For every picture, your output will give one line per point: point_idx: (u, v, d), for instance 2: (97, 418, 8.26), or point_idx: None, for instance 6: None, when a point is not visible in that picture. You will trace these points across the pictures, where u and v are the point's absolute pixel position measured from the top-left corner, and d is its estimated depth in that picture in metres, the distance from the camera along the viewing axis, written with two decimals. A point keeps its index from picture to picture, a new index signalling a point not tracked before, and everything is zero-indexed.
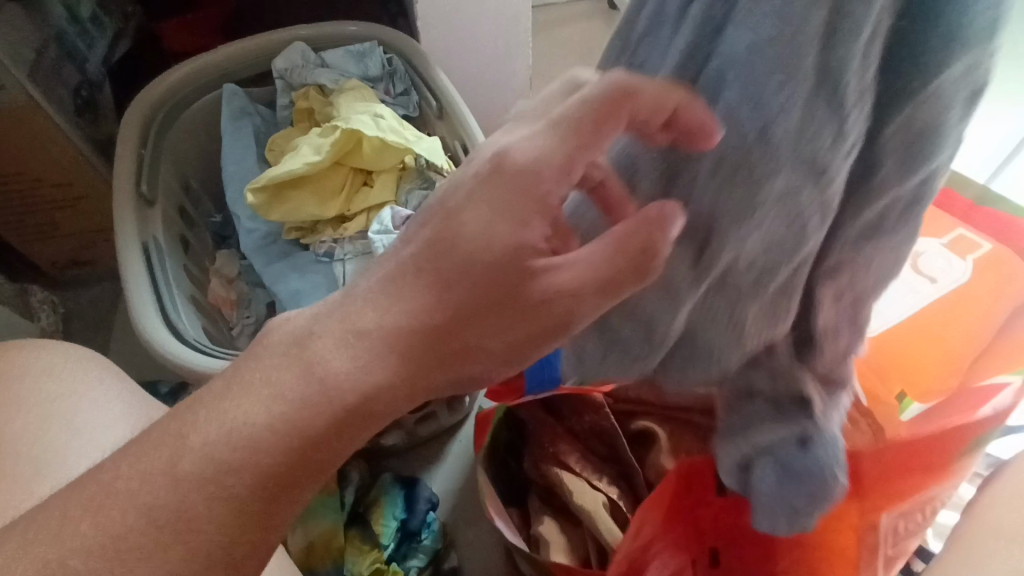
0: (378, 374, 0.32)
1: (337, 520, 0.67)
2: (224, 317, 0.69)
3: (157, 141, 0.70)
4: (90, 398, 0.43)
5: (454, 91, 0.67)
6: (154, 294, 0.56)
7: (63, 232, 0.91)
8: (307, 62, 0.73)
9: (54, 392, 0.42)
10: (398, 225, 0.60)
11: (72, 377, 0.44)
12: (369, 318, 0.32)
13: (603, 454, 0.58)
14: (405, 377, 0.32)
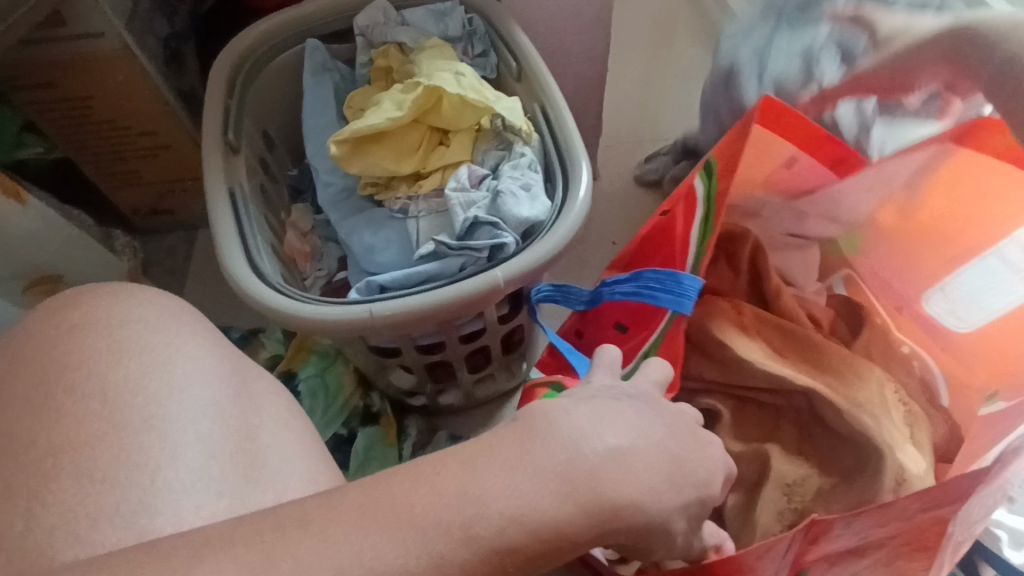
0: (545, 494, 0.34)
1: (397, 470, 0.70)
2: (299, 268, 0.71)
3: (244, 90, 0.72)
4: (184, 354, 0.46)
5: (535, 51, 0.66)
6: (271, 292, 0.54)
7: (146, 180, 0.95)
8: (388, 20, 0.74)
9: (154, 356, 0.45)
10: (474, 184, 0.60)
11: (168, 334, 0.47)
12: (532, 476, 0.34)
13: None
14: (562, 504, 0.34)
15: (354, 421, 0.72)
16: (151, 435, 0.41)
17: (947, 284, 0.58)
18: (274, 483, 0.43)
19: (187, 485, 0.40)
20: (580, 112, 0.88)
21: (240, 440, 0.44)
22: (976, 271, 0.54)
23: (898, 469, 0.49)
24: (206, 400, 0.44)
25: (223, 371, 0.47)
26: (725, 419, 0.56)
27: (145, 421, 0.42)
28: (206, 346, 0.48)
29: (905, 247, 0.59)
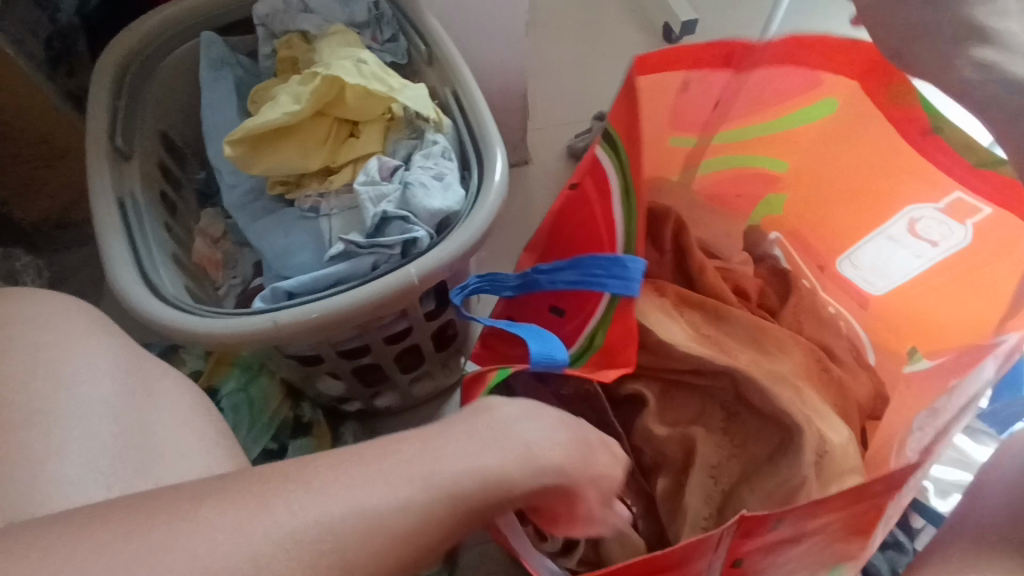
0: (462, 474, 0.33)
1: None
2: (210, 277, 0.67)
3: (134, 89, 0.66)
4: (77, 352, 0.44)
5: (444, 35, 0.63)
6: (164, 306, 0.50)
7: (43, 191, 0.87)
8: (289, 7, 0.69)
9: (48, 348, 0.43)
10: (385, 176, 0.57)
11: (59, 329, 0.44)
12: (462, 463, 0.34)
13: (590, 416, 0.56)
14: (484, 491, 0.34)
15: (284, 434, 0.69)
16: (34, 431, 0.39)
17: (853, 253, 0.60)
18: (172, 473, 0.42)
19: (73, 479, 0.38)
20: (503, 95, 0.85)
21: (133, 434, 0.42)
22: (872, 248, 0.59)
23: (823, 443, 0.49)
24: (97, 397, 0.42)
25: (117, 365, 0.45)
26: (652, 404, 0.55)
27: (28, 417, 0.39)
28: (105, 344, 0.45)
29: (820, 208, 0.62)
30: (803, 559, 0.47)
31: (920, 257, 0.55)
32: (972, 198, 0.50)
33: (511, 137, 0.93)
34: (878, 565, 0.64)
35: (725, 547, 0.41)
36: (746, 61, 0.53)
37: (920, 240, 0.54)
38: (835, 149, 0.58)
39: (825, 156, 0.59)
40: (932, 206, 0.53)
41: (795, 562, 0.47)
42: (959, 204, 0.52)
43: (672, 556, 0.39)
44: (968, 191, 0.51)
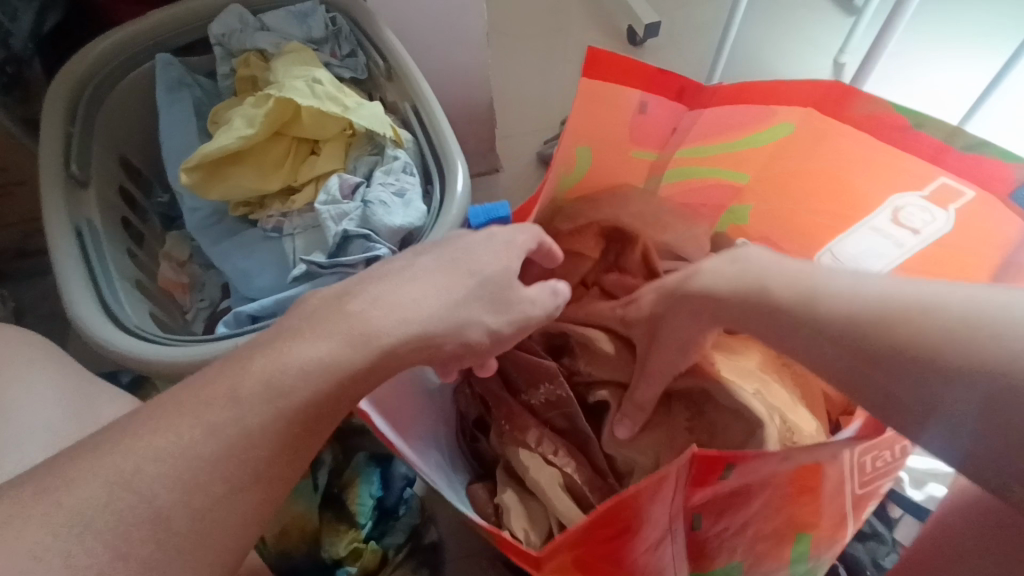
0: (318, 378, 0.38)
1: (312, 504, 0.66)
2: (176, 301, 0.66)
3: (89, 114, 0.65)
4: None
5: (398, 47, 0.63)
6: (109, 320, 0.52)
7: (4, 220, 0.86)
8: (245, 27, 0.69)
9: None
10: (346, 194, 0.57)
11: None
12: (316, 349, 0.39)
13: (561, 425, 0.59)
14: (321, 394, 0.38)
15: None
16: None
17: (833, 247, 0.62)
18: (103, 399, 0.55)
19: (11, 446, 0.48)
20: (468, 106, 0.86)
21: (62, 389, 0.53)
22: (856, 239, 0.60)
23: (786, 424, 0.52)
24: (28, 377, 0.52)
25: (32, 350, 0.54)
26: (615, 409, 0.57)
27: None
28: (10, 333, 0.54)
29: (782, 212, 0.64)
30: (760, 524, 0.48)
31: (901, 246, 0.56)
32: (956, 183, 0.49)
33: (479, 147, 0.93)
34: (860, 557, 0.64)
35: (684, 495, 0.40)
36: (698, 99, 0.53)
37: (903, 227, 0.56)
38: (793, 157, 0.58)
39: (785, 164, 0.59)
40: (916, 194, 0.53)
41: (757, 525, 0.48)
42: (942, 190, 0.51)
43: (635, 499, 0.37)
44: (951, 177, 0.49)
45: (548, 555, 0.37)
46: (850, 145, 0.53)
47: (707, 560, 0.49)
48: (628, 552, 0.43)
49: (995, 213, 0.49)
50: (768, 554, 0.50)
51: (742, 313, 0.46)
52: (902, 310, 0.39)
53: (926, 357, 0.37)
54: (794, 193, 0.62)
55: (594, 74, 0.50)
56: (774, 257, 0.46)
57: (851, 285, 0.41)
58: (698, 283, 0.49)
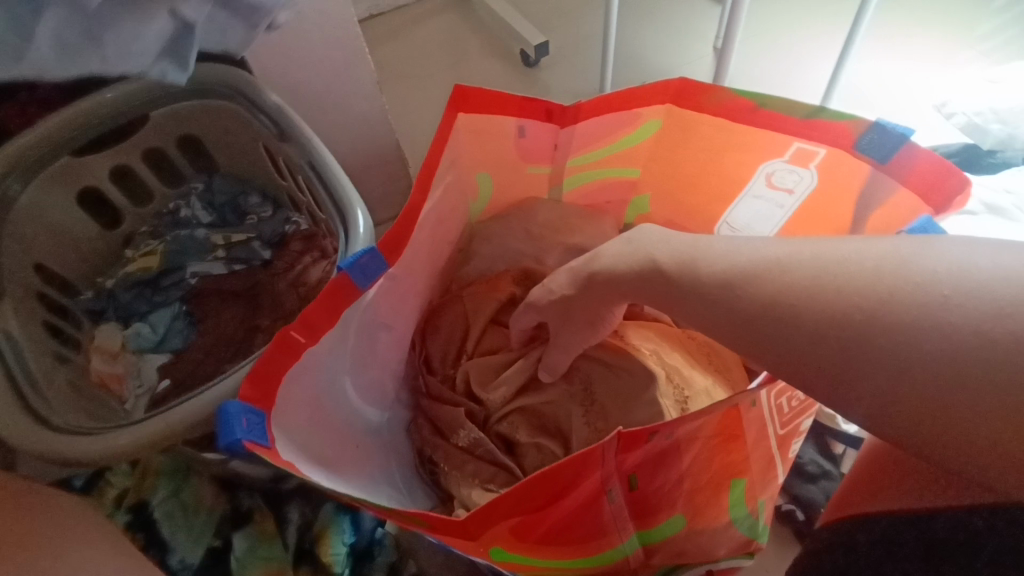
0: None
1: (285, 560, 0.67)
2: (113, 392, 0.70)
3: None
4: None
5: (287, 108, 0.68)
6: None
7: None
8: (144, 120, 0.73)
9: None
10: None
11: None
12: None
13: (490, 459, 0.60)
14: None
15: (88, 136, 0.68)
16: None
17: (726, 218, 0.66)
18: None
19: None
20: (375, 151, 0.89)
21: None
22: (743, 208, 0.64)
23: (682, 391, 0.58)
24: None
25: None
26: (524, 436, 0.61)
27: None
28: None
29: (673, 196, 0.69)
30: (695, 476, 0.49)
31: (783, 206, 0.62)
32: (809, 146, 0.55)
33: (396, 186, 0.96)
34: (813, 496, 0.68)
35: (613, 461, 0.41)
36: (565, 118, 0.57)
37: (777, 190, 0.61)
38: (669, 147, 0.63)
39: (663, 155, 0.64)
40: (780, 160, 0.58)
41: (692, 478, 0.49)
42: (799, 152, 0.56)
43: (566, 469, 0.38)
44: (803, 142, 0.55)
45: (477, 519, 0.38)
46: (709, 130, 0.58)
47: (653, 517, 0.49)
48: (566, 518, 0.44)
49: (846, 164, 0.54)
50: (707, 505, 0.52)
51: (638, 286, 0.47)
52: (766, 266, 0.40)
53: (803, 307, 0.37)
54: (676, 177, 0.66)
55: (468, 110, 0.55)
56: (662, 232, 0.48)
57: (727, 251, 0.43)
58: (599, 266, 0.50)
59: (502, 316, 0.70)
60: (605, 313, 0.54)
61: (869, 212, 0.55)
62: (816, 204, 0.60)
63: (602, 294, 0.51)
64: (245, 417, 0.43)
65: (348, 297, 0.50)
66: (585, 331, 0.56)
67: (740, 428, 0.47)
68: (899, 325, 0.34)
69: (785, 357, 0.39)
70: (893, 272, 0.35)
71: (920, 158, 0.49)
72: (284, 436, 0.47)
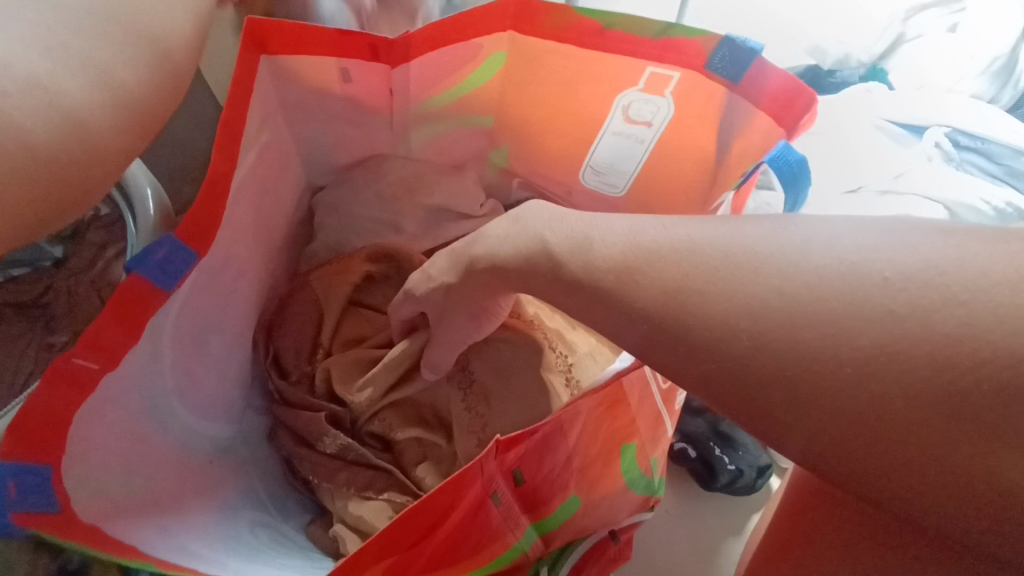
0: None
1: None
2: None
3: None
4: None
5: None
6: None
7: None
8: None
9: None
10: None
11: None
12: None
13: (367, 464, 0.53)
14: None
15: None
16: None
17: (590, 161, 0.61)
18: None
19: None
20: None
21: None
22: (606, 147, 0.59)
23: (565, 358, 0.57)
24: None
25: None
26: (406, 433, 0.55)
27: None
28: None
29: (532, 141, 0.63)
30: (583, 452, 0.46)
31: (643, 141, 0.57)
32: (662, 69, 0.51)
33: None
34: (699, 430, 0.68)
35: (490, 464, 0.37)
36: (393, 51, 0.51)
37: (636, 125, 0.56)
38: (520, 83, 0.57)
39: (516, 91, 0.58)
40: (636, 90, 0.53)
41: (581, 454, 0.45)
42: (653, 79, 0.52)
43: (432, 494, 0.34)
44: (655, 66, 0.51)
45: (339, 572, 0.34)
46: (559, 60, 0.53)
47: (545, 507, 0.46)
48: (451, 536, 0.40)
49: (703, 86, 0.51)
50: (600, 475, 0.49)
51: (526, 274, 0.42)
52: (669, 246, 0.35)
53: (708, 293, 0.32)
54: (531, 119, 0.60)
55: (273, 47, 0.47)
56: (557, 212, 0.43)
57: (627, 230, 0.38)
58: (481, 249, 0.44)
59: (363, 298, 0.62)
60: (490, 304, 0.47)
61: (733, 137, 0.52)
62: (679, 141, 0.56)
63: (485, 285, 0.45)
64: (13, 479, 0.33)
65: (149, 307, 0.40)
66: (468, 326, 0.50)
67: (622, 394, 0.44)
68: (824, 315, 0.29)
69: (703, 365, 0.32)
70: (813, 255, 0.31)
71: (772, 76, 0.47)
72: (83, 495, 0.36)
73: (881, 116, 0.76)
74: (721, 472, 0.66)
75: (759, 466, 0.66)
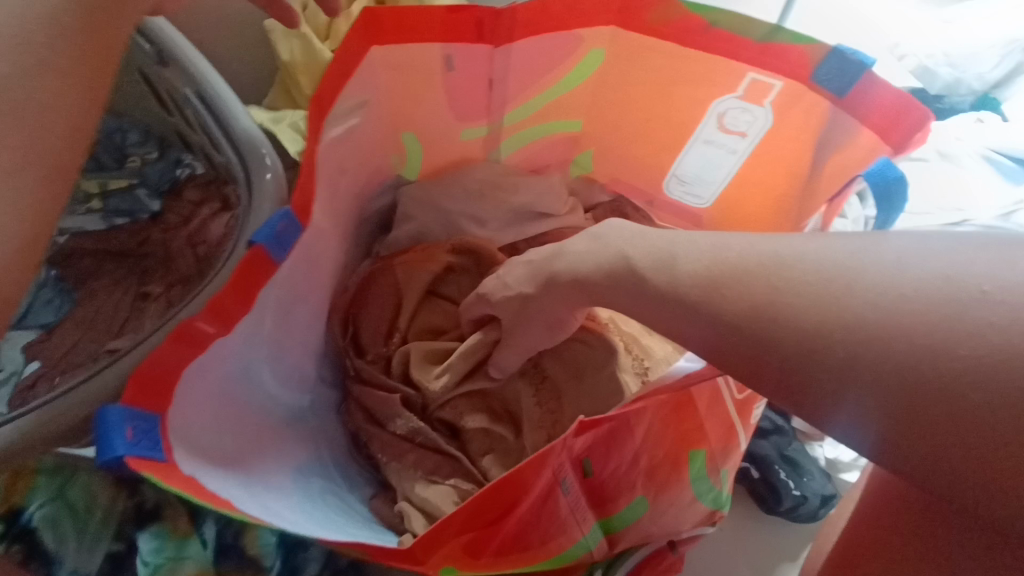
0: None
1: (205, 560, 0.57)
2: None
3: None
4: None
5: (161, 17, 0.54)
6: None
7: None
8: None
9: None
10: None
11: None
12: None
13: (434, 447, 0.53)
14: None
15: None
16: None
17: (675, 170, 0.60)
18: None
19: None
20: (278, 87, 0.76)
21: None
22: (692, 157, 0.58)
23: (641, 362, 0.56)
24: None
25: None
26: (473, 420, 0.54)
27: None
28: None
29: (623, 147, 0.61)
30: (651, 451, 0.44)
31: (735, 152, 0.55)
32: (764, 76, 0.49)
33: None
34: (766, 452, 0.66)
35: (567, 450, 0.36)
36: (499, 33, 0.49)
37: (729, 134, 0.54)
38: (613, 88, 0.56)
39: (608, 96, 0.56)
40: (732, 96, 0.52)
41: (649, 455, 0.44)
42: (754, 85, 0.50)
43: (521, 474, 0.33)
44: (757, 71, 0.49)
45: (425, 539, 0.33)
46: (659, 64, 0.52)
47: (611, 504, 0.45)
48: (524, 519, 0.39)
49: (806, 97, 0.49)
50: (669, 480, 0.47)
51: (612, 290, 0.40)
52: (759, 263, 0.34)
53: (797, 309, 0.31)
54: (621, 126, 0.59)
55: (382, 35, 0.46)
56: (635, 229, 0.42)
57: (713, 246, 0.36)
58: (563, 264, 0.43)
59: (439, 288, 0.62)
60: (565, 315, 0.47)
61: (828, 154, 0.50)
62: (773, 158, 0.54)
63: (565, 299, 0.44)
64: (130, 424, 0.34)
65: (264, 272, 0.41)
66: (542, 336, 0.49)
67: (693, 400, 0.43)
68: (923, 328, 0.28)
69: (788, 380, 0.31)
70: (916, 277, 0.29)
71: (881, 91, 0.45)
72: (183, 442, 0.37)
73: (990, 146, 0.70)
74: (785, 496, 0.64)
75: (823, 495, 0.64)
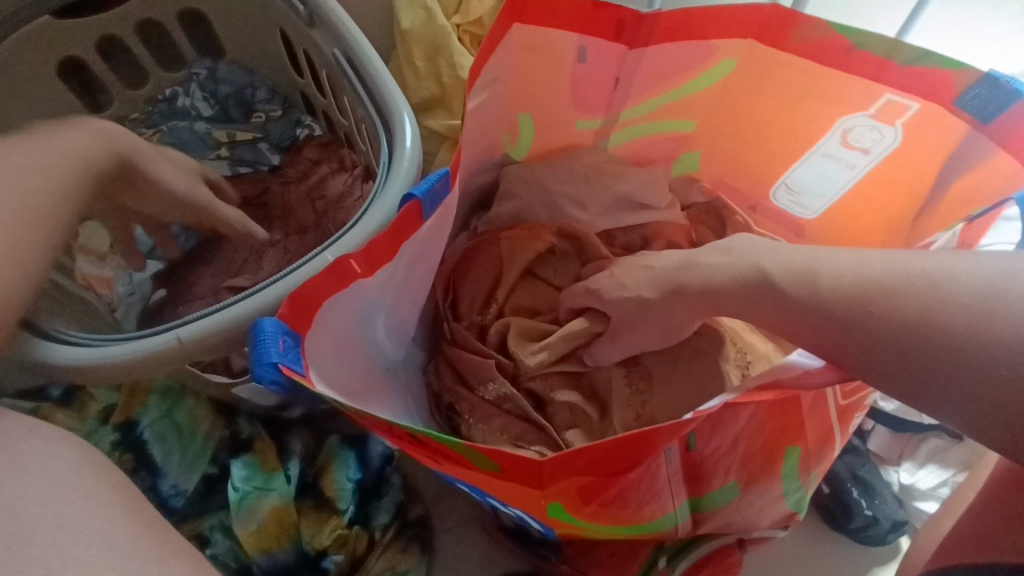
0: None
1: (287, 493, 0.61)
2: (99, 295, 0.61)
3: None
4: None
5: None
6: None
7: None
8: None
9: None
10: None
11: None
12: None
13: (521, 414, 0.55)
14: None
15: None
16: None
17: (787, 178, 0.61)
18: None
19: None
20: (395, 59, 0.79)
21: None
22: (808, 167, 0.59)
23: (744, 356, 0.56)
24: None
25: None
26: (564, 395, 0.56)
27: None
28: None
29: (734, 148, 0.62)
30: (748, 440, 0.46)
31: (854, 167, 0.55)
32: (902, 98, 0.48)
33: None
34: (839, 470, 0.65)
35: None
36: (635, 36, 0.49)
37: (852, 150, 0.54)
38: (737, 95, 0.56)
39: (730, 99, 0.56)
40: (863, 115, 0.52)
41: (746, 441, 0.46)
42: (889, 106, 0.50)
43: (656, 436, 0.34)
44: (896, 93, 0.48)
45: (555, 467, 0.34)
46: (790, 73, 0.52)
47: (704, 483, 0.46)
48: (631, 479, 0.40)
49: (943, 125, 0.48)
50: (761, 472, 0.48)
51: (745, 299, 0.43)
52: (903, 280, 0.37)
53: (938, 337, 0.35)
54: (737, 129, 0.59)
55: (527, 19, 0.47)
56: (766, 246, 0.45)
57: (855, 263, 0.39)
58: (696, 274, 0.47)
59: (538, 267, 0.64)
60: (687, 323, 0.49)
61: (955, 178, 0.49)
62: (895, 176, 0.54)
63: (689, 306, 0.47)
64: (282, 338, 0.37)
65: (408, 227, 0.43)
66: (656, 340, 0.52)
67: (801, 400, 0.45)
68: None
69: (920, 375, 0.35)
70: None
71: None
72: (317, 368, 0.40)
73: None
74: (856, 514, 0.63)
75: (895, 520, 0.63)
